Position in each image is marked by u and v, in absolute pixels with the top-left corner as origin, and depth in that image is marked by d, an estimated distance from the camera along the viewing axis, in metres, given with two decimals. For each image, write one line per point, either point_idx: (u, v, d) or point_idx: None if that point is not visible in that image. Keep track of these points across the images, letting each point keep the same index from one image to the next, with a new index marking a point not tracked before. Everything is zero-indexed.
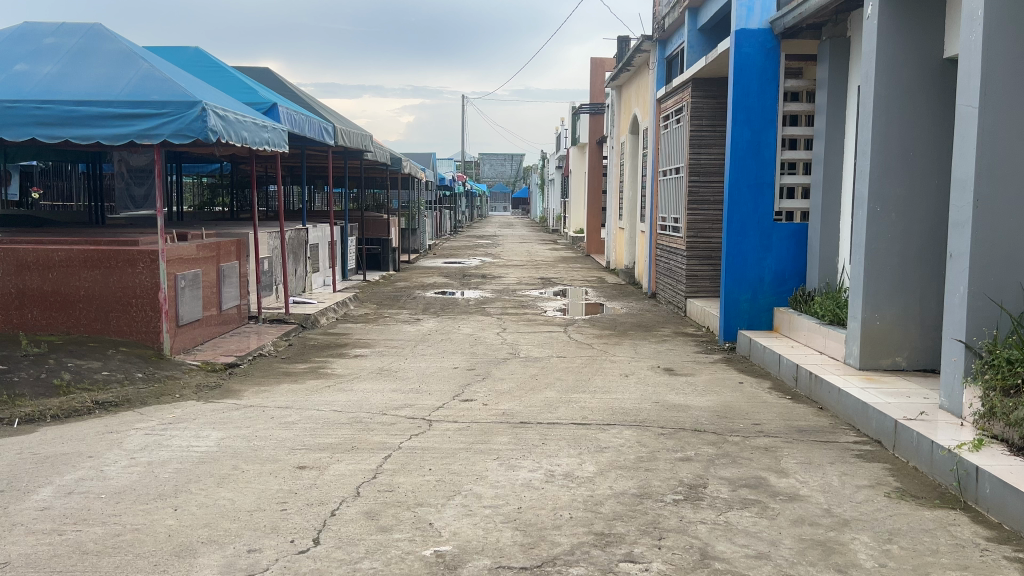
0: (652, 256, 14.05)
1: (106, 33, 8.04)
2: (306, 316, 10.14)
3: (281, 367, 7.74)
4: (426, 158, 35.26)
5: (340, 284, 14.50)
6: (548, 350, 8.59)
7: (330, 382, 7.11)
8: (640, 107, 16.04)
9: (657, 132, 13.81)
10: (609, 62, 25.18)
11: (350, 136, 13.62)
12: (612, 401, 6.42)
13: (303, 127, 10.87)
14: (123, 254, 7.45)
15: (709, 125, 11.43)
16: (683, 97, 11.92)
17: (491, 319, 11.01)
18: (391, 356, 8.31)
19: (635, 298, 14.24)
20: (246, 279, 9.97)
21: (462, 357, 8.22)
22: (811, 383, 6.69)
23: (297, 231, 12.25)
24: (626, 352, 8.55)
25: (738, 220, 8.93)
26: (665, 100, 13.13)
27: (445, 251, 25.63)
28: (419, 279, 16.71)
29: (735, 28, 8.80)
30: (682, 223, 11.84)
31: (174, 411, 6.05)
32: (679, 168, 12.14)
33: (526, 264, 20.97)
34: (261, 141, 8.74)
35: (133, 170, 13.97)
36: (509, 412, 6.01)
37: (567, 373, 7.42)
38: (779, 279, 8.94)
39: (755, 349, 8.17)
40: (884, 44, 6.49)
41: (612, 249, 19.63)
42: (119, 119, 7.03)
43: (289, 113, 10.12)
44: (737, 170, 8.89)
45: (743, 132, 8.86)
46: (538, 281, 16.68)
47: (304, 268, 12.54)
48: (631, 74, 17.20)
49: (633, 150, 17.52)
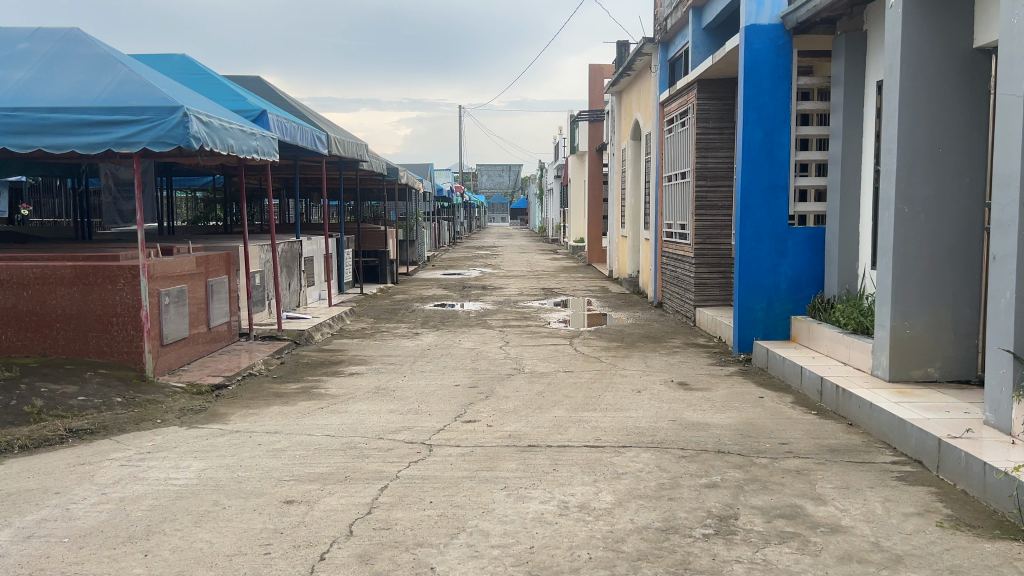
0: (658, 264, 13.62)
1: (84, 37, 7.65)
2: (299, 333, 9.69)
3: (271, 388, 7.29)
4: (424, 169, 34.88)
5: (336, 298, 14.05)
6: (554, 365, 8.14)
7: (324, 404, 6.66)
8: (643, 112, 15.64)
9: (661, 136, 13.41)
10: (608, 68, 24.81)
11: (344, 145, 13.21)
12: (625, 419, 5.97)
13: (294, 135, 10.46)
14: (102, 270, 7.02)
15: (716, 128, 11.03)
16: (688, 99, 11.51)
17: (493, 332, 10.56)
18: (389, 373, 7.86)
19: (641, 307, 13.80)
20: (236, 295, 9.52)
21: (464, 374, 7.76)
22: (837, 398, 6.25)
23: (291, 244, 11.82)
24: (636, 366, 8.11)
25: (751, 225, 8.49)
26: (669, 103, 12.74)
27: (444, 263, 25.18)
28: (418, 291, 16.26)
29: (745, 24, 8.39)
30: (689, 230, 11.41)
31: (154, 439, 5.59)
32: (685, 172, 11.73)
33: (527, 275, 20.54)
34: (249, 149, 8.31)
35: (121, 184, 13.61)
36: (516, 434, 5.57)
37: (575, 390, 6.97)
38: (795, 286, 8.50)
39: (773, 361, 7.73)
40: (910, 34, 6.08)
41: (615, 258, 19.20)
42: (95, 126, 6.61)
43: (279, 120, 9.70)
44: (749, 172, 8.46)
45: (754, 132, 8.44)
46: (540, 291, 16.24)
47: (298, 282, 12.10)
48: (631, 79, 16.84)
49: (635, 157, 17.13)
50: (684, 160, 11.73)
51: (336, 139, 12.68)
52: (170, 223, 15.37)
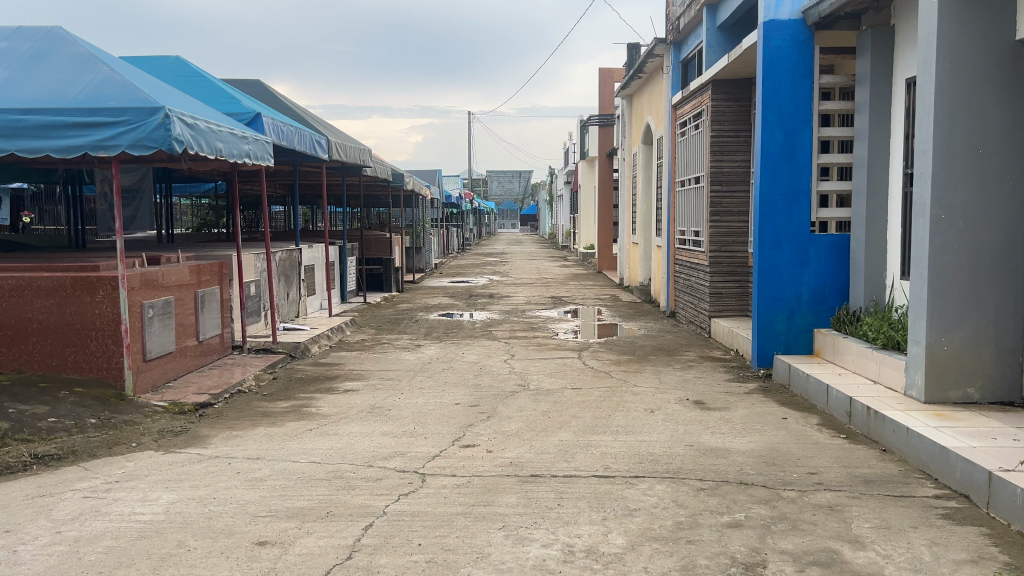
0: (670, 273, 13.13)
1: (66, 35, 7.21)
2: (295, 345, 9.25)
3: (259, 407, 6.84)
4: (432, 176, 34.46)
5: (338, 307, 13.61)
6: (561, 381, 7.67)
7: (313, 425, 6.20)
8: (654, 115, 15.16)
9: (673, 140, 12.94)
10: (618, 72, 24.36)
11: (346, 150, 12.80)
12: (638, 444, 5.50)
13: (292, 139, 10.04)
14: (80, 281, 6.59)
15: (731, 131, 10.56)
16: (702, 101, 11.04)
17: (498, 344, 10.10)
18: (385, 390, 7.40)
19: (653, 317, 13.30)
20: (229, 306, 9.08)
21: (465, 391, 7.29)
22: (869, 420, 5.75)
23: (289, 252, 11.40)
24: (649, 382, 7.62)
25: (771, 232, 8.01)
26: (682, 106, 12.27)
27: (452, 270, 24.73)
28: (423, 300, 15.81)
29: (764, 19, 7.92)
30: (703, 237, 10.94)
31: (125, 465, 5.14)
32: (699, 177, 11.25)
33: (535, 283, 20.06)
34: (240, 153, 7.88)
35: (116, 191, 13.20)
36: (518, 461, 5.09)
37: (583, 409, 6.49)
38: (819, 297, 8.00)
39: (796, 378, 7.25)
40: (946, 26, 5.60)
41: (625, 265, 18.73)
42: (71, 128, 6.18)
43: (275, 123, 9.28)
44: (769, 176, 7.98)
45: (774, 134, 7.95)
46: (549, 300, 15.76)
47: (297, 292, 11.66)
48: (642, 82, 16.38)
49: (646, 161, 16.67)
50: (698, 164, 11.26)
51: (337, 144, 12.26)
52: (169, 231, 14.97)
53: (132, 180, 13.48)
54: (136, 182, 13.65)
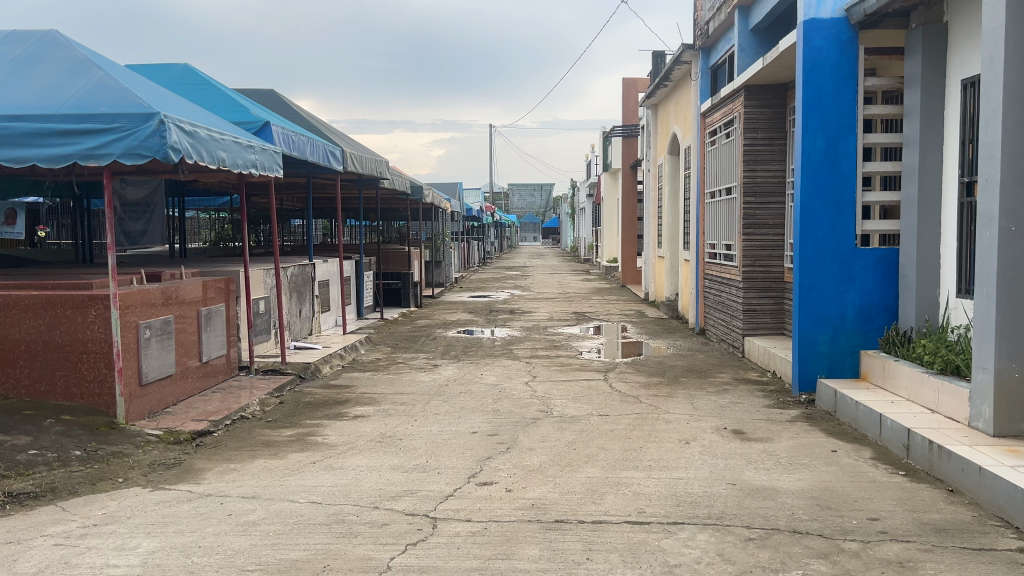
0: (699, 288, 12.54)
1: (61, 38, 6.82)
2: (305, 366, 8.76)
3: (262, 435, 6.36)
4: (453, 189, 34.05)
5: (353, 324, 13.14)
6: (587, 407, 7.11)
7: (318, 457, 5.70)
8: (682, 124, 14.60)
9: (702, 149, 12.38)
10: (642, 82, 23.82)
11: (362, 161, 12.36)
12: (675, 483, 4.94)
13: (304, 150, 9.60)
14: (70, 300, 6.16)
15: (764, 138, 9.99)
16: (734, 107, 10.48)
17: (520, 364, 9.56)
18: (398, 417, 6.88)
19: (681, 334, 12.71)
20: (234, 324, 8.65)
21: (484, 418, 6.76)
22: (932, 456, 5.15)
23: (302, 267, 10.94)
24: (682, 409, 7.05)
25: (813, 246, 7.44)
26: (711, 113, 11.72)
27: (472, 285, 24.24)
28: (441, 316, 15.32)
29: (803, 18, 7.35)
30: (736, 251, 10.36)
31: (107, 506, 4.66)
32: (731, 188, 10.68)
33: (557, 298, 19.53)
34: (245, 163, 7.45)
35: (127, 205, 12.72)
36: (540, 504, 4.54)
37: (612, 440, 5.94)
38: (864, 316, 7.41)
39: (843, 404, 6.64)
40: (1015, 17, 5.04)
41: (651, 280, 18.16)
42: (60, 136, 5.76)
43: (284, 132, 8.84)
44: (809, 186, 7.42)
45: (815, 140, 7.39)
46: (572, 316, 15.21)
47: (310, 308, 11.20)
48: (668, 91, 15.84)
49: (672, 172, 16.12)
50: (729, 174, 10.69)
51: (353, 155, 11.84)
52: (183, 245, 14.60)
53: (144, 194, 13.13)
54: (148, 196, 13.31)
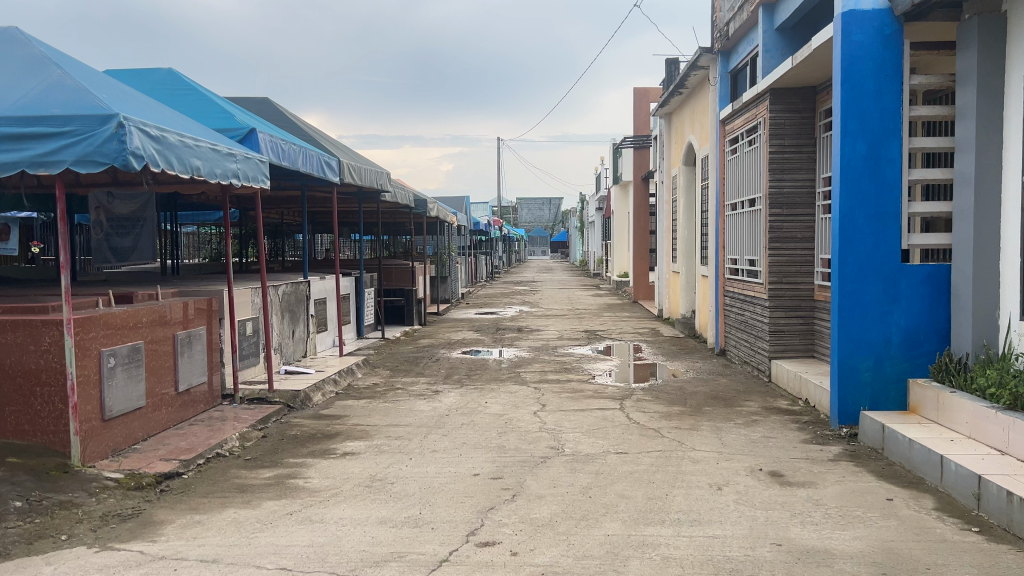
0: (719, 306, 11.81)
1: (20, 34, 6.16)
2: (294, 395, 8.04)
3: (236, 478, 5.64)
4: (459, 202, 33.36)
5: (351, 344, 12.43)
6: (603, 442, 6.37)
7: (296, 506, 4.98)
8: (698, 133, 13.88)
9: (721, 158, 11.67)
10: (653, 91, 23.10)
11: (361, 172, 11.69)
12: (709, 544, 4.19)
13: (295, 159, 8.93)
14: (21, 326, 5.48)
15: (792, 146, 9.29)
16: (758, 112, 9.78)
17: (528, 390, 8.82)
18: (391, 455, 6.16)
19: (700, 355, 11.96)
20: (217, 349, 7.95)
21: (487, 457, 6.02)
22: (1012, 511, 4.37)
23: (295, 285, 10.25)
24: (710, 445, 6.30)
25: (853, 262, 6.72)
26: (732, 120, 11.03)
27: (479, 301, 23.51)
28: (446, 335, 14.59)
29: (842, 10, 6.65)
30: (761, 266, 9.63)
31: (40, 573, 3.94)
32: (754, 199, 9.96)
33: (567, 314, 18.79)
34: (225, 173, 6.78)
35: (115, 219, 12.05)
36: (551, 573, 3.80)
37: (633, 486, 5.20)
38: (911, 340, 6.68)
39: (893, 442, 5.88)
40: None
41: (665, 296, 17.41)
42: (6, 141, 5.09)
43: (272, 140, 8.18)
44: (850, 196, 6.70)
45: (856, 145, 6.67)
46: (583, 335, 14.47)
47: (304, 329, 10.50)
48: (683, 98, 15.14)
49: (688, 184, 15.42)
50: (752, 185, 9.98)
51: (352, 166, 11.18)
52: (176, 260, 13.96)
53: (133, 207, 12.48)
54: (138, 209, 12.66)
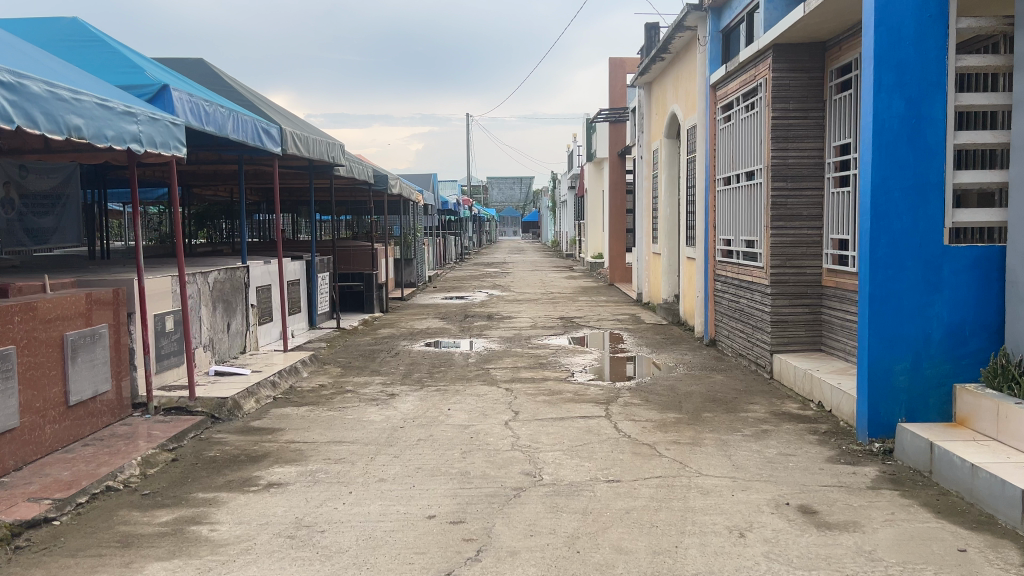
0: (708, 291, 10.70)
1: None
2: (220, 404, 6.76)
3: (123, 525, 4.39)
4: (427, 180, 31.91)
5: (301, 336, 11.14)
6: (590, 466, 5.21)
7: (188, 572, 3.74)
8: (683, 102, 12.68)
9: (711, 127, 10.51)
10: (631, 61, 21.74)
11: (308, 142, 10.35)
12: None
13: (222, 124, 7.61)
14: None
15: (797, 110, 8.18)
16: (757, 73, 8.62)
17: (498, 393, 7.62)
18: (327, 488, 4.95)
19: (687, 345, 10.85)
20: (126, 350, 6.63)
21: (445, 489, 4.81)
22: None
23: (231, 271, 8.94)
24: (720, 468, 5.16)
25: (887, 245, 5.59)
26: (725, 84, 9.90)
27: (447, 284, 22.22)
28: (408, 324, 13.32)
29: None
30: (761, 248, 8.53)
31: None
32: (753, 172, 8.83)
33: (541, 298, 17.58)
34: (121, 137, 5.46)
35: (32, 198, 10.62)
36: None
37: (632, 534, 4.04)
38: (954, 337, 5.58)
39: (946, 465, 4.79)
40: None
41: (644, 279, 16.30)
42: None
43: (189, 100, 6.85)
44: (884, 164, 5.57)
45: (892, 102, 5.54)
46: (558, 322, 13.30)
47: (242, 320, 9.19)
48: (666, 64, 13.91)
49: (671, 157, 14.23)
50: (751, 155, 8.86)
51: (297, 135, 9.87)
52: (107, 243, 12.55)
53: (52, 183, 11.00)
54: (58, 186, 11.18)
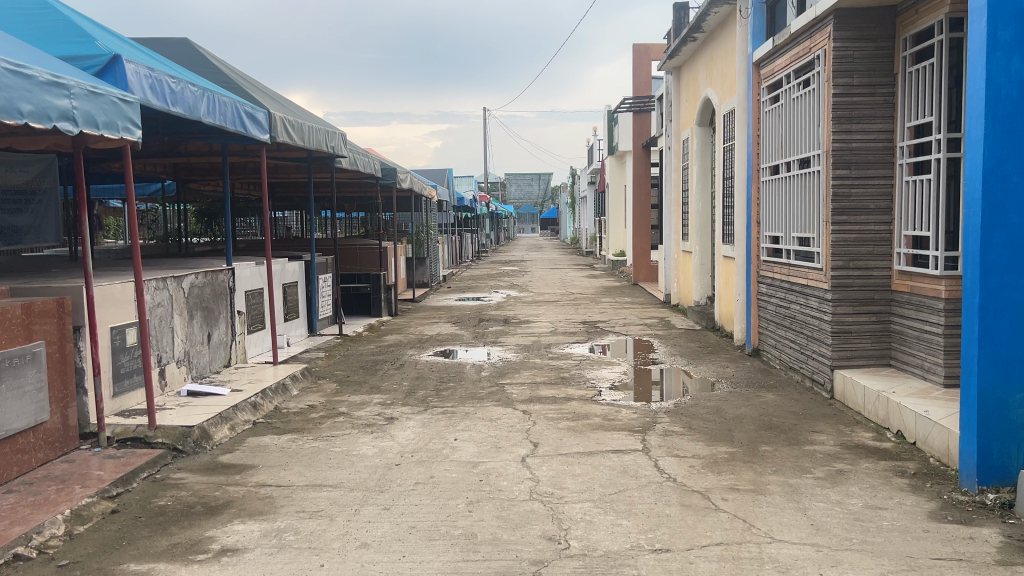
0: (750, 295, 9.57)
1: None
2: (184, 434, 5.70)
3: None
4: (442, 175, 30.80)
5: (298, 346, 10.10)
6: (629, 527, 4.08)
7: None
8: (719, 85, 11.51)
9: (754, 110, 9.36)
10: (655, 46, 20.48)
11: (303, 130, 9.30)
12: None
13: (193, 104, 6.55)
14: None
15: (864, 85, 7.01)
16: (814, 46, 7.48)
17: (514, 418, 6.50)
18: (292, 557, 3.85)
19: (726, 355, 9.70)
20: (73, 371, 5.57)
21: (443, 563, 3.70)
22: None
23: (214, 273, 7.93)
24: (797, 532, 4.03)
25: (1002, 244, 4.44)
26: (772, 60, 8.75)
27: (463, 284, 21.12)
28: (417, 329, 12.22)
29: None
30: (820, 246, 7.39)
31: None
32: (809, 159, 7.69)
33: (561, 300, 16.45)
34: (43, 113, 4.40)
35: (3, 193, 9.60)
36: None
37: None
38: None
39: None
40: None
41: (673, 279, 15.15)
42: None
43: (145, 74, 5.79)
44: (1000, 142, 4.40)
45: (1010, 63, 4.36)
46: (581, 328, 12.17)
47: (226, 329, 8.17)
48: (698, 45, 12.75)
49: (703, 147, 13.07)
50: (806, 141, 7.72)
51: (289, 121, 8.83)
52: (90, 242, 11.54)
53: (25, 178, 9.98)
54: (33, 179, 10.16)
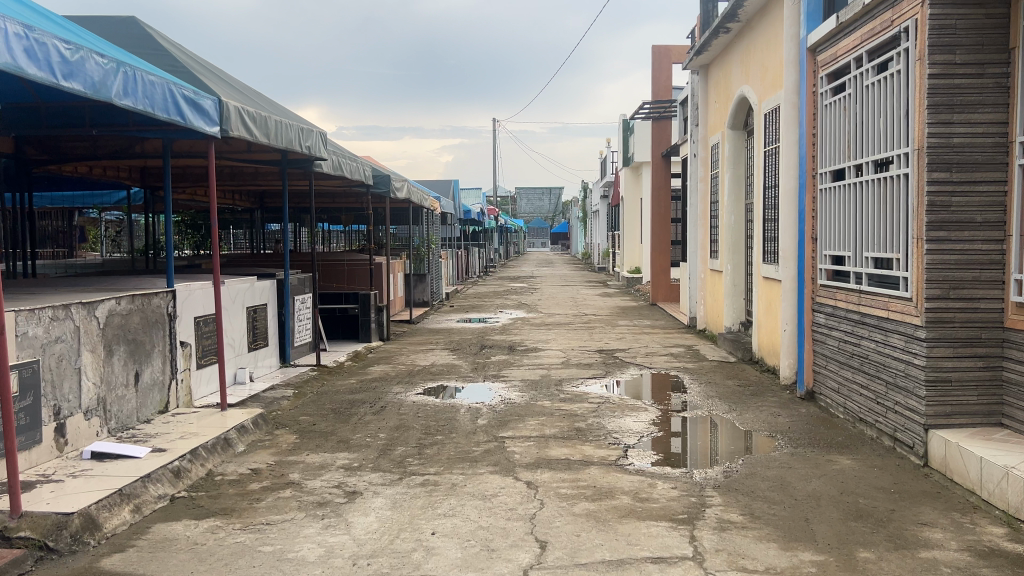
0: (803, 327, 7.95)
1: None
2: (58, 526, 4.11)
3: None
4: (447, 187, 29.28)
5: (261, 381, 8.51)
6: None
7: None
8: (760, 80, 9.91)
9: (809, 103, 7.77)
10: (676, 47, 18.92)
11: (268, 125, 7.74)
12: None
13: (94, 80, 4.96)
14: None
15: (970, 64, 5.42)
16: (899, 19, 5.90)
17: (515, 496, 4.89)
18: None
19: (774, 397, 8.08)
20: None
21: None
22: None
23: (145, 297, 6.39)
24: None
25: None
26: (835, 41, 7.17)
27: (467, 303, 19.51)
28: (409, 359, 10.60)
29: None
30: (909, 270, 5.78)
31: None
32: (891, 159, 6.10)
33: (574, 323, 14.82)
34: None
35: None
36: None
37: None
38: None
39: None
40: None
41: (699, 302, 13.53)
42: None
43: (16, 31, 4.18)
44: None
45: None
46: (598, 359, 10.55)
47: (160, 366, 6.61)
48: (733, 37, 11.17)
49: (737, 152, 11.48)
50: (887, 137, 6.13)
51: (248, 112, 7.31)
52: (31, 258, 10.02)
53: None
54: None
